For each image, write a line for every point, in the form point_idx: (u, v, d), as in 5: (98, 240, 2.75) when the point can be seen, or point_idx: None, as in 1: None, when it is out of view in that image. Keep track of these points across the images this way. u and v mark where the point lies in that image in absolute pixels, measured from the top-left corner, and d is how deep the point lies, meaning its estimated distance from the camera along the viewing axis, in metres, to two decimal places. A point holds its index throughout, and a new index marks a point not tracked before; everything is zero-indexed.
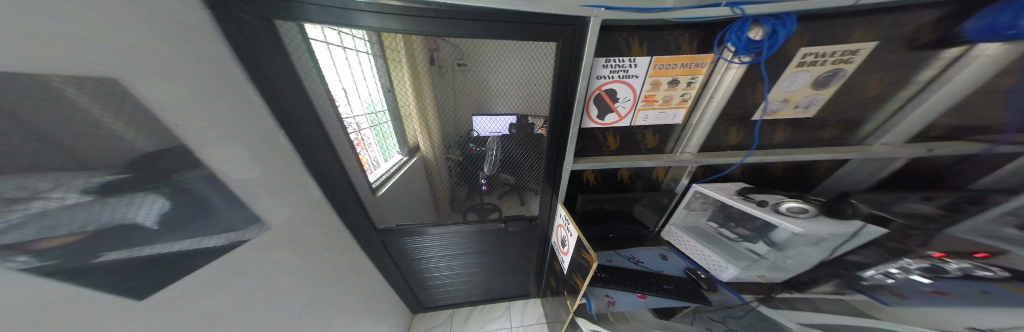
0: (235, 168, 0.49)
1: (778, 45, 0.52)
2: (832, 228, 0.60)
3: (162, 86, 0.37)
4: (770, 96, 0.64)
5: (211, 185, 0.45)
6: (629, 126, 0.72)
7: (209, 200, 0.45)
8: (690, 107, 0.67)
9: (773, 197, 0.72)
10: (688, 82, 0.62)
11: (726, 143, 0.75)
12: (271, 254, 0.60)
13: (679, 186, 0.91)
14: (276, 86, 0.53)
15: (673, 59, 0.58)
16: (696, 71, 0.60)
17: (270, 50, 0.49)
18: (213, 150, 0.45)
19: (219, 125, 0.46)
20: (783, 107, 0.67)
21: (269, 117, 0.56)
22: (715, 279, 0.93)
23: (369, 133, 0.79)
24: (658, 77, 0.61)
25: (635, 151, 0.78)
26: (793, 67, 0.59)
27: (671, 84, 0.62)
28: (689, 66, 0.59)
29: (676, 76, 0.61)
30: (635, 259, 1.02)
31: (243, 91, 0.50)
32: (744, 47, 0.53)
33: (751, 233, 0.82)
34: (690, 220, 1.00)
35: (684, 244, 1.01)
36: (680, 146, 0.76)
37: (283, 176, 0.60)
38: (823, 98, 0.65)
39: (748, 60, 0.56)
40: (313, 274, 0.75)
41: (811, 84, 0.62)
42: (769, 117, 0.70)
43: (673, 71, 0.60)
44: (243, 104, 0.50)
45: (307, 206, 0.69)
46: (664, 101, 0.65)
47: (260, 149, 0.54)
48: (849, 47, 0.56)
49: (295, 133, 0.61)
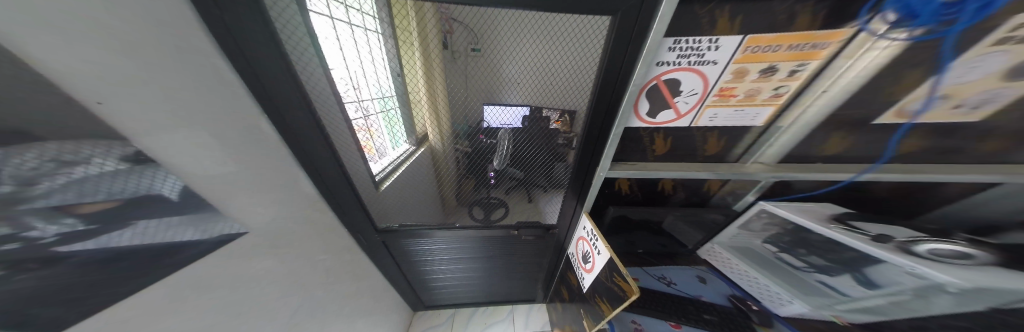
0: (189, 160, 0.38)
1: (996, 5, 0.33)
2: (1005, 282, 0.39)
3: (69, 44, 0.26)
4: (921, 91, 0.45)
5: (152, 182, 0.34)
6: (687, 127, 0.59)
7: (151, 201, 0.35)
8: (783, 105, 0.50)
9: (899, 232, 0.53)
10: (791, 71, 0.45)
11: (818, 153, 0.59)
12: (248, 263, 0.51)
13: (742, 202, 0.77)
14: (252, 59, 0.41)
15: (776, 38, 0.42)
16: (810, 55, 0.43)
17: (244, 18, 0.37)
18: (154, 136, 0.34)
19: (162, 102, 0.34)
20: (934, 108, 0.47)
21: (251, 98, 0.45)
22: (770, 313, 0.86)
23: (379, 117, 1.00)
24: (750, 64, 0.46)
25: (686, 158, 0.65)
26: (983, 47, 0.38)
27: (765, 73, 0.46)
28: (799, 49, 0.42)
29: (776, 63, 0.45)
30: (666, 279, 1.00)
31: (207, 62, 0.38)
32: (926, 13, 0.35)
33: (827, 263, 0.64)
34: (739, 241, 0.87)
35: (728, 265, 0.94)
36: (751, 155, 0.61)
37: (262, 172, 0.49)
38: (1018, 93, 0.43)
39: (918, 34, 0.38)
40: (303, 280, 0.67)
41: (1004, 75, 0.40)
42: (912, 120, 0.50)
43: (774, 55, 0.44)
44: (205, 80, 0.39)
45: (298, 204, 0.59)
46: (746, 96, 0.50)
47: (233, 138, 0.43)
48: None
49: (282, 120, 0.50)
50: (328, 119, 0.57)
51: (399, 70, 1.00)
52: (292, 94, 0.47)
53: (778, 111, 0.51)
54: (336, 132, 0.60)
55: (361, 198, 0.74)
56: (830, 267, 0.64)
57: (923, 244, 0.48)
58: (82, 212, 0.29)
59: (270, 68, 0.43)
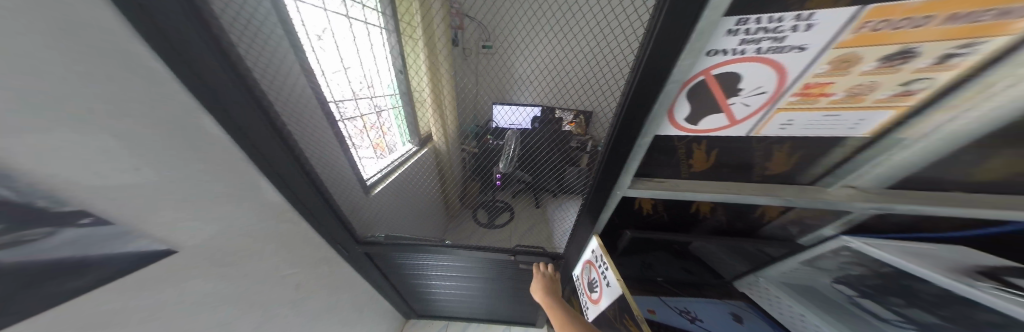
0: (87, 170, 0.30)
1: None
2: None
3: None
4: None
5: (50, 200, 0.28)
6: (745, 137, 0.44)
7: (48, 224, 0.28)
8: (910, 109, 0.33)
9: None
10: (944, 58, 0.27)
11: (954, 185, 0.41)
12: (184, 282, 0.44)
13: (811, 236, 0.60)
14: (169, 31, 0.31)
15: (930, 6, 0.23)
16: (991, 28, 0.24)
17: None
18: (10, 137, 0.24)
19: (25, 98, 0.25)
20: None
21: (183, 90, 0.36)
22: None
23: (390, 113, 1.03)
24: (866, 48, 0.28)
25: (735, 175, 0.51)
26: None
27: (891, 61, 0.29)
28: (971, 19, 0.23)
29: (919, 44, 0.26)
30: (690, 314, 0.81)
31: (104, 31, 0.28)
32: None
33: (939, 322, 0.44)
34: (794, 275, 0.72)
35: (776, 306, 0.77)
36: (844, 181, 0.45)
37: (202, 181, 0.42)
38: None
39: None
40: (262, 296, 0.60)
41: None
42: None
43: (917, 33, 0.26)
44: (125, 75, 0.30)
45: (255, 214, 0.52)
46: (850, 96, 0.34)
47: (159, 145, 0.36)
48: None
49: (230, 118, 0.41)
50: (286, 112, 0.52)
51: (403, 67, 1.02)
52: (236, 92, 0.39)
53: (898, 119, 0.34)
54: (296, 122, 0.54)
55: (354, 195, 0.78)
56: (940, 326, 0.45)
57: None
58: (98, 207, 0.32)
59: (197, 49, 0.33)
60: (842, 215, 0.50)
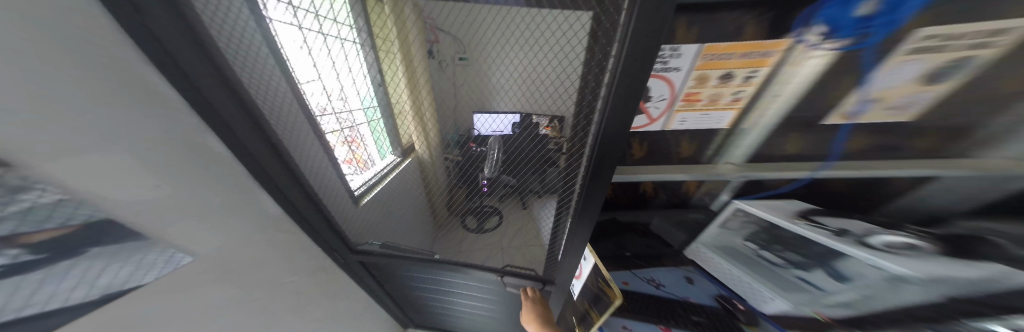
0: (119, 183, 0.35)
1: (895, 23, 0.39)
2: (947, 268, 0.43)
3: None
4: (854, 96, 0.50)
5: (97, 213, 0.32)
6: (660, 131, 0.60)
7: (99, 237, 0.33)
8: (744, 108, 0.53)
9: (855, 225, 0.57)
10: (745, 77, 0.47)
11: (781, 153, 0.62)
12: (201, 292, 0.48)
13: (717, 201, 0.78)
14: (179, 58, 0.37)
15: (730, 47, 0.43)
16: (760, 63, 0.45)
17: (169, 29, 0.34)
18: (71, 159, 0.30)
19: (78, 124, 0.30)
20: (868, 110, 0.52)
21: (187, 109, 0.42)
22: (755, 310, 0.84)
23: (365, 127, 1.06)
24: (710, 70, 0.47)
25: (665, 161, 0.67)
26: (899, 56, 0.43)
27: (723, 79, 0.47)
28: (749, 57, 0.44)
29: (732, 69, 0.46)
30: (655, 281, 0.99)
31: (117, 60, 0.33)
32: (847, 25, 0.41)
33: (803, 260, 0.66)
34: (722, 239, 0.86)
35: (711, 265, 0.91)
36: (724, 156, 0.63)
37: (211, 195, 0.46)
38: (937, 96, 0.47)
39: (838, 46, 0.43)
40: (267, 306, 0.63)
41: (921, 79, 0.45)
42: (854, 121, 0.54)
43: (729, 62, 0.45)
44: (139, 96, 0.36)
45: (257, 225, 0.56)
46: (710, 100, 0.51)
47: (174, 162, 0.41)
48: (995, 22, 0.37)
49: (231, 134, 0.46)
50: (279, 128, 0.58)
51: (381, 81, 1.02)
52: (236, 110, 0.45)
53: (743, 112, 0.53)
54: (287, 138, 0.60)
55: (341, 204, 0.83)
56: (804, 263, 0.66)
57: (878, 237, 0.52)
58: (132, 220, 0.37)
59: (203, 74, 0.39)
60: (735, 182, 0.68)
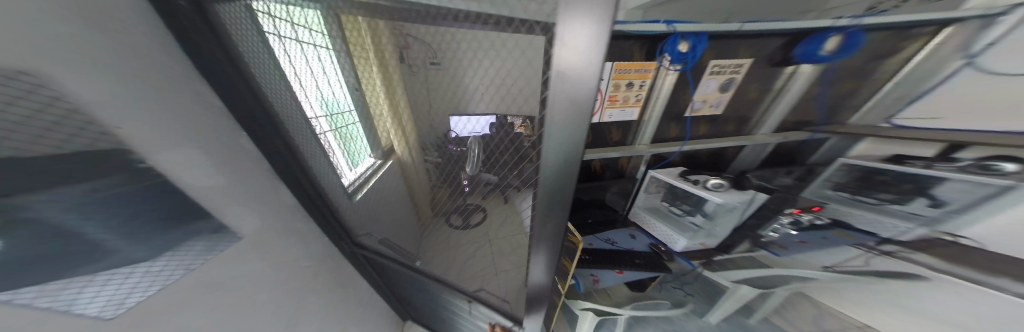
0: (194, 174, 0.48)
1: (697, 55, 0.75)
2: (738, 195, 0.93)
3: (73, 68, 0.32)
4: (696, 98, 0.95)
5: (173, 191, 0.44)
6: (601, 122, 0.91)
7: (174, 211, 0.45)
8: (643, 105, 0.91)
9: (699, 176, 1.06)
10: (640, 84, 0.84)
11: (668, 136, 1.06)
12: (247, 267, 0.59)
13: (640, 172, 1.18)
14: (220, 74, 0.50)
15: (629, 64, 0.78)
16: (645, 76, 0.81)
17: (211, 48, 0.46)
18: (158, 150, 0.42)
19: (161, 124, 0.42)
20: (703, 106, 0.98)
21: (228, 117, 0.55)
22: (672, 251, 1.23)
23: (331, 136, 0.69)
24: (618, 81, 0.81)
25: (605, 144, 1.03)
26: (707, 75, 0.88)
27: (628, 86, 0.83)
28: (640, 71, 0.80)
29: (631, 79, 0.81)
30: (611, 240, 1.23)
31: (180, 76, 0.46)
32: (677, 56, 0.75)
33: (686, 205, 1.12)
34: (650, 201, 1.28)
35: (647, 223, 1.28)
36: (638, 137, 1.02)
37: (247, 186, 0.59)
38: (726, 98, 0.99)
39: (678, 68, 0.79)
40: (294, 287, 0.75)
41: (718, 89, 0.94)
42: (695, 113, 1.01)
43: (629, 75, 0.80)
44: (195, 104, 0.48)
45: (283, 211, 0.69)
46: (624, 99, 0.87)
47: (224, 158, 0.53)
48: (736, 61, 0.87)
49: (259, 137, 0.59)
50: None
51: (356, 85, 0.60)
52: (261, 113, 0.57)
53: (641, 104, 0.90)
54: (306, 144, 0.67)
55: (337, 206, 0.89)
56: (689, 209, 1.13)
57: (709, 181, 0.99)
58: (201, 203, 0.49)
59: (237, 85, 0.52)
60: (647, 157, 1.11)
